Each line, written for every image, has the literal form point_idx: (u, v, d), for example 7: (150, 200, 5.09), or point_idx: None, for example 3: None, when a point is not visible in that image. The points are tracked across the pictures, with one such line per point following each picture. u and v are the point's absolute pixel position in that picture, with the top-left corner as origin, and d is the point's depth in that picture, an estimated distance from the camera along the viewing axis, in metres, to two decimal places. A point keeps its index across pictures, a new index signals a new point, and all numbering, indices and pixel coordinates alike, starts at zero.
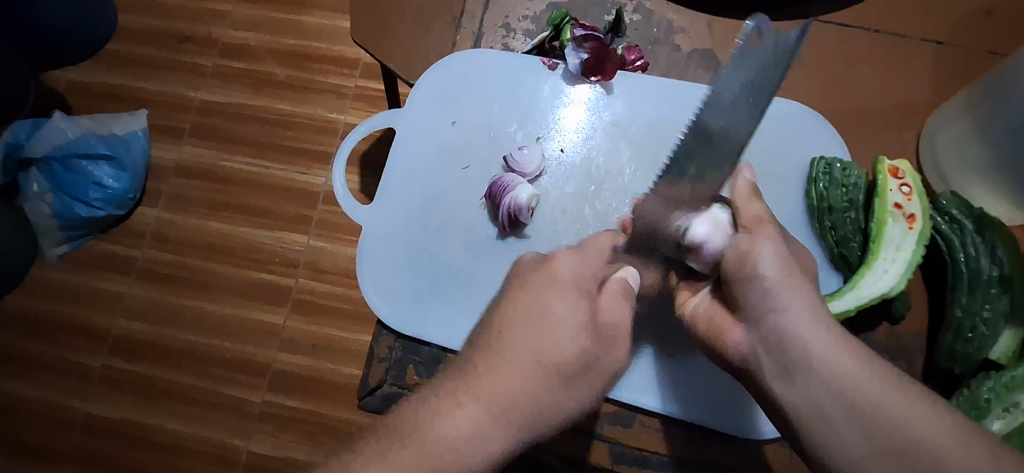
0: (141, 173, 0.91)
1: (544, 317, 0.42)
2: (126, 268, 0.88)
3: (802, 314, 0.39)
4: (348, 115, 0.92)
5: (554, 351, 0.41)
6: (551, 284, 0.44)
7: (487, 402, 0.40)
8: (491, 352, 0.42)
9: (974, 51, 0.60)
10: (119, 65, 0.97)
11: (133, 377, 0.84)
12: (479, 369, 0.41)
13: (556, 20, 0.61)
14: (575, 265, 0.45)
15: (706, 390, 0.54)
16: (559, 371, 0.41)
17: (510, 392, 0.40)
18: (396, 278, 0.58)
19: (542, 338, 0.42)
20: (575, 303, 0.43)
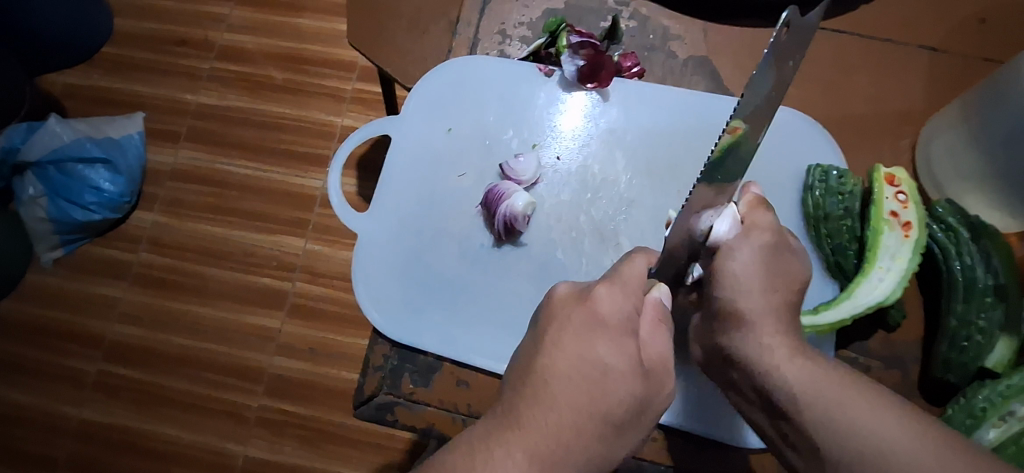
0: (134, 176, 1.10)
1: (587, 358, 0.41)
2: (122, 275, 1.08)
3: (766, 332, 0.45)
4: (344, 118, 1.13)
5: (600, 396, 0.40)
6: (591, 322, 0.42)
7: (537, 453, 0.38)
8: (535, 398, 0.40)
9: (963, 58, 0.62)
10: (117, 72, 1.18)
11: (126, 382, 1.02)
12: (525, 419, 0.39)
13: (552, 27, 0.62)
14: (614, 299, 0.43)
15: (695, 398, 0.55)
16: (605, 415, 0.40)
17: (558, 441, 0.39)
18: (390, 287, 0.57)
19: (588, 382, 0.40)
20: (620, 342, 0.41)
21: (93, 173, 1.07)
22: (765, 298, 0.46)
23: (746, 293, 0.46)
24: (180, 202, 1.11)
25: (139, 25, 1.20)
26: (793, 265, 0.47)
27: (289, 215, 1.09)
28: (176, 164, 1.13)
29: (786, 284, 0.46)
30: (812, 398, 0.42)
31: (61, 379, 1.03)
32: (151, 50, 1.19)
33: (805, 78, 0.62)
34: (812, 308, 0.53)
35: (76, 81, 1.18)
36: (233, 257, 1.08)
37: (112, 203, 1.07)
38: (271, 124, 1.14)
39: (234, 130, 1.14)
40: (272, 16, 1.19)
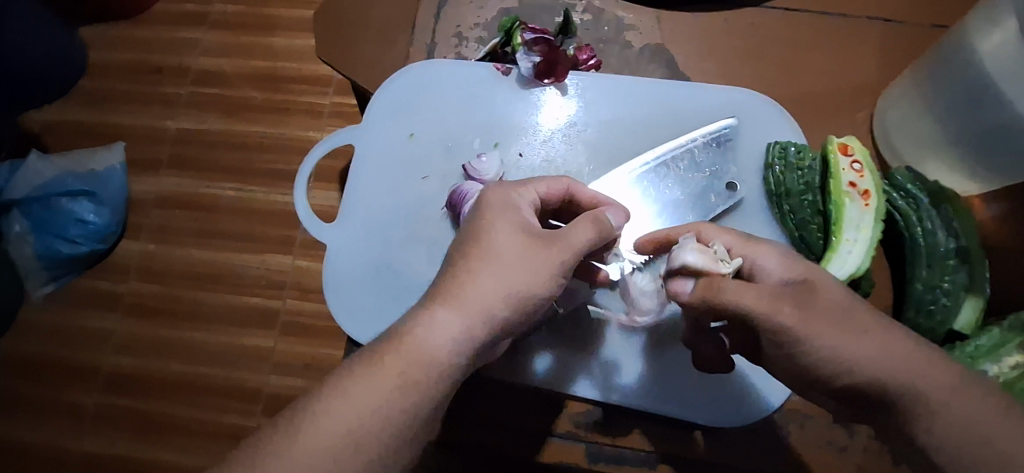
0: (118, 206, 1.10)
1: (487, 261, 0.42)
2: (113, 306, 1.08)
3: (855, 341, 0.38)
4: (323, 132, 1.14)
5: (489, 299, 0.41)
6: (515, 224, 0.44)
7: (395, 369, 0.39)
8: (431, 307, 0.41)
9: (918, 27, 0.62)
10: (94, 102, 1.18)
11: (123, 411, 1.02)
12: (404, 329, 0.40)
13: (505, 26, 0.62)
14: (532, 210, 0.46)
15: (711, 385, 0.55)
16: (482, 325, 0.41)
17: (427, 355, 0.40)
18: (365, 297, 0.58)
19: (485, 284, 0.42)
20: (529, 245, 0.43)
21: (77, 205, 1.07)
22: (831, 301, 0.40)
23: (832, 319, 0.38)
24: (166, 228, 1.11)
25: (112, 56, 1.20)
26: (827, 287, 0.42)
27: (274, 233, 1.10)
28: (159, 190, 1.14)
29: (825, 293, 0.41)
30: (885, 376, 0.37)
31: (59, 413, 1.03)
32: (127, 79, 1.19)
33: (762, 57, 0.63)
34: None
35: (54, 116, 1.18)
36: (224, 279, 1.08)
37: (98, 235, 1.08)
38: (251, 144, 1.14)
39: (215, 153, 1.14)
40: (245, 37, 1.19)
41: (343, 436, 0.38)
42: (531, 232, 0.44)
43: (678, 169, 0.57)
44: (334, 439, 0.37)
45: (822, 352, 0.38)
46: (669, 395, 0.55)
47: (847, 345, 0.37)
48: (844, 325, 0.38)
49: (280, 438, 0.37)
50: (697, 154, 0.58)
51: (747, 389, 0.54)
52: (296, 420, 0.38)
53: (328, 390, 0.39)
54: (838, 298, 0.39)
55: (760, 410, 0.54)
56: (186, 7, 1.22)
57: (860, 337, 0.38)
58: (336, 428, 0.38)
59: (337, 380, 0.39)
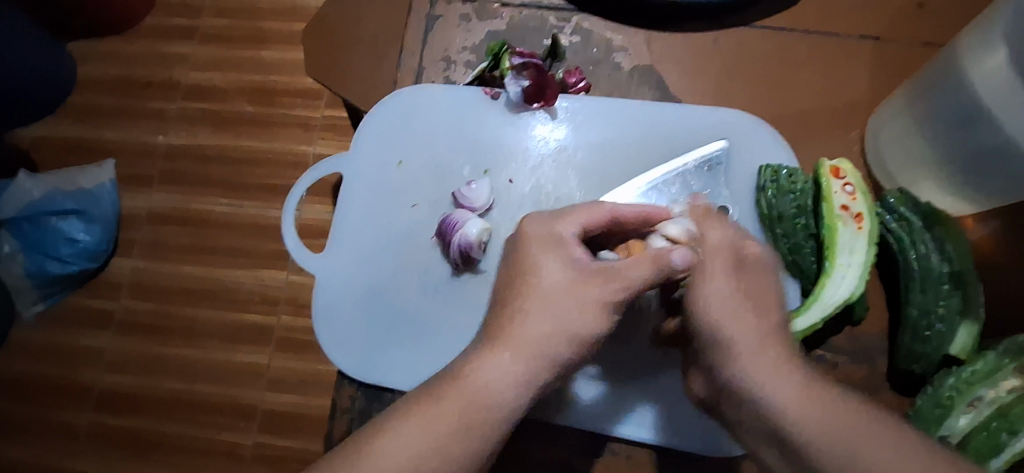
0: (110, 224, 1.10)
1: (542, 301, 0.44)
2: (105, 324, 1.07)
3: (721, 299, 0.43)
4: (315, 146, 1.13)
5: (546, 340, 0.43)
6: (564, 259, 0.45)
7: (457, 408, 0.41)
8: (486, 349, 0.43)
9: (909, 44, 0.62)
10: (84, 118, 1.17)
11: (117, 430, 1.01)
12: (465, 369, 0.42)
13: (494, 50, 0.62)
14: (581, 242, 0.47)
15: (708, 415, 0.55)
16: (542, 366, 0.43)
17: (485, 395, 0.41)
18: (354, 326, 0.57)
19: (536, 324, 0.43)
20: (575, 275, 0.45)
21: (67, 224, 1.06)
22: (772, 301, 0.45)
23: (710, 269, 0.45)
24: (158, 245, 1.10)
25: (101, 71, 1.19)
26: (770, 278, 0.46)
27: (267, 248, 1.09)
28: (151, 207, 1.12)
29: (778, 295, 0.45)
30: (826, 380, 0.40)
31: (52, 434, 1.02)
32: (117, 94, 1.18)
33: (751, 76, 0.63)
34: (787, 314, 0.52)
35: (44, 133, 1.17)
36: (217, 295, 1.07)
37: (88, 253, 1.07)
38: (243, 159, 1.13)
39: (207, 169, 1.13)
40: (235, 50, 1.18)
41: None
42: (580, 266, 0.45)
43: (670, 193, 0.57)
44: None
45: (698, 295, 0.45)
46: (665, 425, 0.55)
47: (714, 296, 0.44)
48: (726, 275, 0.44)
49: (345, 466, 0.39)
50: (690, 179, 0.57)
51: None
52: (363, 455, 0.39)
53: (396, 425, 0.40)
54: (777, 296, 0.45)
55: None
56: (176, 20, 1.20)
57: (731, 312, 0.43)
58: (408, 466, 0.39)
59: (404, 415, 0.41)
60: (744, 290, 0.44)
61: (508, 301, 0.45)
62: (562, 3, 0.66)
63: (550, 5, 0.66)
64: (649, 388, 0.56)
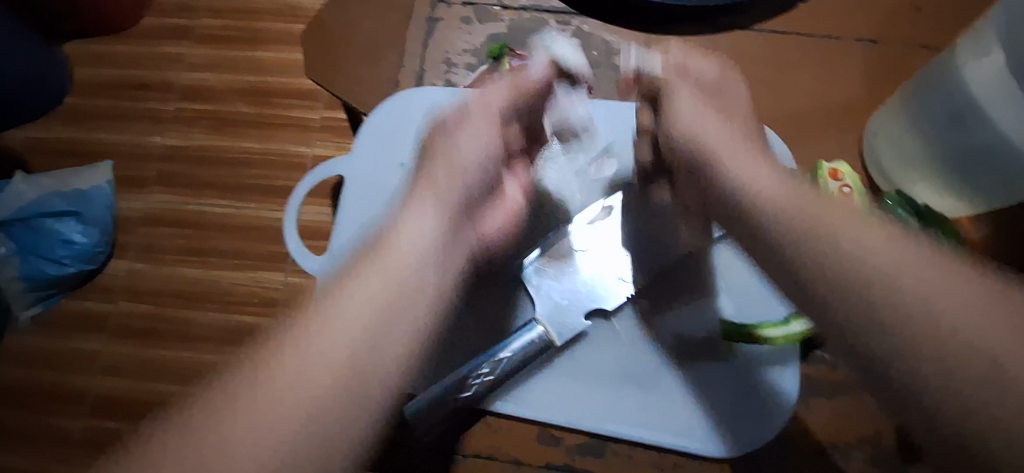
0: (107, 226, 1.09)
1: (417, 211, 0.41)
2: (102, 326, 1.06)
3: (702, 120, 0.43)
4: (312, 146, 1.13)
5: (409, 238, 0.40)
6: (443, 166, 0.44)
7: (326, 329, 0.36)
8: (350, 271, 0.39)
9: (903, 46, 0.63)
10: (79, 120, 1.17)
11: (116, 433, 1.02)
12: (332, 290, 0.38)
13: (494, 53, 0.63)
14: (475, 140, 0.45)
15: (721, 406, 0.53)
16: (410, 270, 0.39)
17: (358, 310, 0.37)
18: (329, 272, 0.49)
19: (412, 232, 0.40)
20: (455, 168, 0.44)
21: (63, 225, 1.06)
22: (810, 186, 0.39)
23: (689, 124, 0.43)
24: (155, 246, 1.10)
25: (96, 71, 1.18)
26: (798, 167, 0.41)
27: (265, 250, 1.09)
28: (147, 209, 1.12)
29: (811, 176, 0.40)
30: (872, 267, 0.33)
31: (47, 437, 1.02)
32: (112, 96, 1.17)
33: (750, 78, 0.63)
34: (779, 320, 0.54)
35: (39, 135, 1.16)
36: (214, 297, 1.07)
37: (85, 255, 1.06)
38: (240, 161, 1.13)
39: (204, 170, 1.13)
40: (231, 51, 1.18)
41: (296, 413, 0.35)
42: (455, 173, 0.44)
43: (671, 199, 0.56)
44: (290, 404, 0.35)
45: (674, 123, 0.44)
46: (675, 419, 0.53)
47: (709, 132, 0.42)
48: (698, 102, 0.44)
49: (214, 416, 0.34)
50: None
51: (761, 408, 0.52)
52: (223, 396, 0.35)
53: (263, 363, 0.36)
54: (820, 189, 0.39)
55: (768, 435, 0.52)
56: (171, 21, 1.20)
57: (747, 168, 0.40)
58: (293, 400, 0.35)
59: (273, 346, 0.36)
60: (737, 127, 0.44)
61: (382, 230, 0.42)
62: (563, 7, 0.67)
63: (551, 8, 0.67)
64: (655, 381, 0.54)
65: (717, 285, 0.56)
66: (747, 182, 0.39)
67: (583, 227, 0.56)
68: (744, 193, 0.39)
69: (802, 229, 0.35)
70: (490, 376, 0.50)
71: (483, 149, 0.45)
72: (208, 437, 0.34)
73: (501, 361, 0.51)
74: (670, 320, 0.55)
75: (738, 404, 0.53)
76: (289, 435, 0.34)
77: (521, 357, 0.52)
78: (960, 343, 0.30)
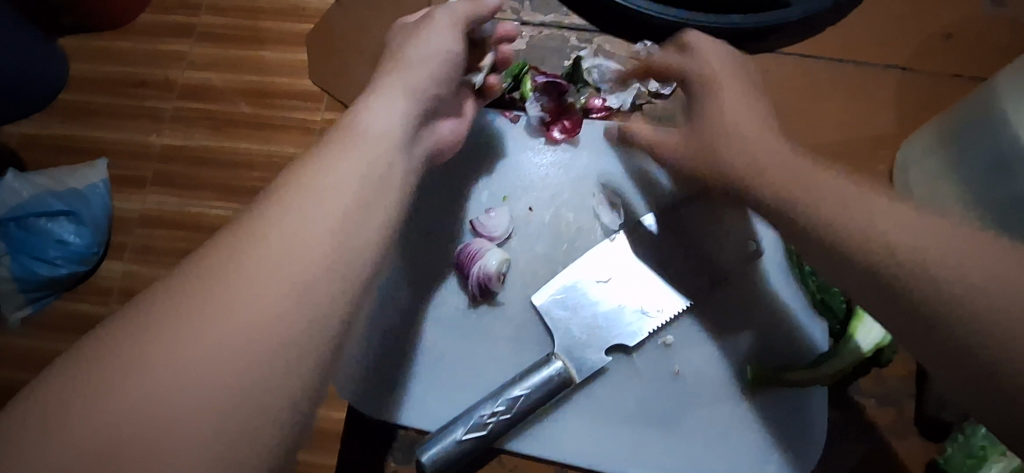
0: (102, 225, 1.06)
1: (318, 177, 0.42)
2: (94, 329, 1.03)
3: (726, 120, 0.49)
4: (314, 150, 1.10)
5: (336, 196, 0.42)
6: (344, 135, 0.45)
7: (225, 290, 0.37)
8: (263, 224, 0.40)
9: (936, 75, 0.61)
10: (75, 116, 1.13)
11: None
12: (230, 253, 0.39)
13: (515, 70, 0.61)
14: (382, 113, 0.47)
15: (747, 450, 0.53)
16: (340, 222, 0.41)
17: (259, 274, 0.38)
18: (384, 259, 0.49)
19: (309, 198, 0.41)
20: (380, 135, 0.45)
21: (56, 226, 1.04)
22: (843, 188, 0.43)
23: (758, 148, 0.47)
24: (150, 248, 1.07)
25: (93, 68, 1.15)
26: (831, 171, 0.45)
27: None
28: (144, 209, 1.09)
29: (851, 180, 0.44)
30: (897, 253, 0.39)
31: None
32: (110, 92, 1.14)
33: (777, 103, 0.61)
34: (813, 362, 0.53)
35: (32, 131, 1.12)
36: None
37: (79, 256, 1.04)
38: (241, 162, 1.10)
39: (203, 171, 1.10)
40: (234, 50, 1.15)
41: (190, 377, 0.34)
42: (379, 138, 0.45)
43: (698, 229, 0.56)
44: (189, 371, 0.34)
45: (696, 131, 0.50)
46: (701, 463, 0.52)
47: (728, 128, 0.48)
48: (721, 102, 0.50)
49: (88, 388, 0.33)
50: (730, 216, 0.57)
51: (784, 452, 0.53)
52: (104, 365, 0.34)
53: (150, 328, 0.35)
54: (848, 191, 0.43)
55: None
56: (173, 17, 1.17)
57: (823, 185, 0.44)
58: (188, 368, 0.34)
59: (157, 309, 0.36)
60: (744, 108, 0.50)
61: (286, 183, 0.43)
62: (582, 22, 0.65)
63: (570, 24, 0.65)
64: (681, 423, 0.53)
65: (763, 321, 0.55)
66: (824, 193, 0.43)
67: (602, 257, 0.55)
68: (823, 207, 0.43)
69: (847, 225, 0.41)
70: (511, 415, 0.49)
71: (393, 118, 0.47)
72: (76, 412, 0.33)
73: (517, 399, 0.50)
74: (694, 358, 0.55)
75: (763, 448, 0.53)
76: (189, 399, 0.34)
77: (542, 394, 0.50)
78: (978, 288, 0.36)
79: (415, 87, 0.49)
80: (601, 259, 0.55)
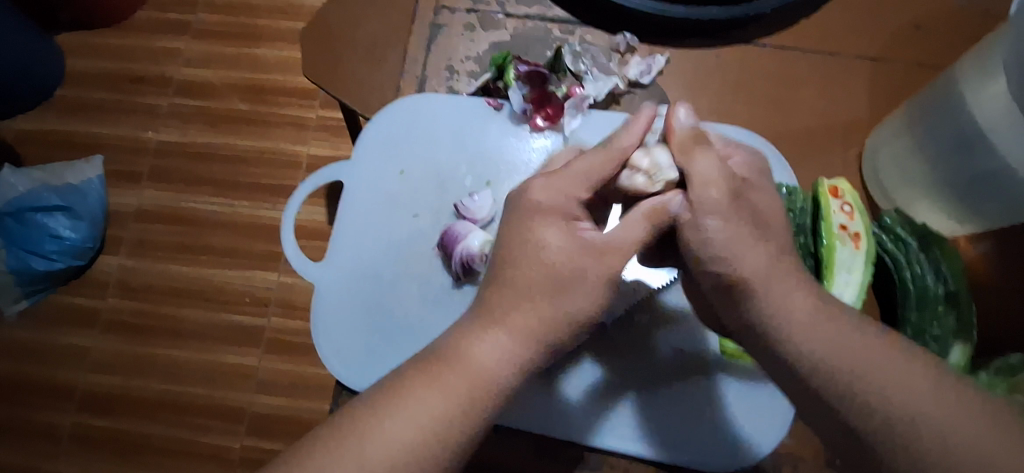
0: (97, 220, 1.07)
1: (430, 409, 0.41)
2: (90, 323, 1.05)
3: (740, 245, 0.42)
4: (309, 145, 1.12)
5: (484, 382, 0.42)
6: (451, 370, 0.42)
7: (385, 436, 0.40)
8: (431, 378, 0.42)
9: (905, 66, 0.63)
10: (71, 113, 1.15)
11: (103, 431, 1.01)
12: (360, 422, 0.41)
13: (498, 61, 0.63)
14: (498, 353, 0.43)
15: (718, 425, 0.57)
16: (486, 406, 0.42)
17: (416, 436, 0.40)
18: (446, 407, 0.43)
19: (415, 417, 0.40)
20: (541, 297, 0.43)
21: (52, 220, 1.04)
22: (763, 247, 0.43)
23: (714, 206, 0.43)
24: (146, 243, 1.09)
25: (89, 65, 1.16)
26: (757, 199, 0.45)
27: (259, 249, 1.08)
28: (140, 204, 1.10)
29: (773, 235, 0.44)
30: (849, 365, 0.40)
31: (31, 435, 1.01)
32: (107, 89, 1.15)
33: (752, 94, 0.64)
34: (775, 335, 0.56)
35: (30, 127, 1.14)
36: (205, 296, 1.06)
37: (74, 251, 1.04)
38: (236, 159, 1.12)
39: (198, 167, 1.12)
40: (230, 48, 1.16)
41: None
42: (540, 308, 0.43)
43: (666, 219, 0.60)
44: None
45: (698, 241, 0.43)
46: (673, 438, 0.57)
47: (730, 248, 0.43)
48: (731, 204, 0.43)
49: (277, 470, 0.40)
50: None
51: (755, 427, 0.57)
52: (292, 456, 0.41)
53: (327, 442, 0.40)
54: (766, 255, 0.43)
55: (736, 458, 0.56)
56: (168, 16, 1.18)
57: (845, 337, 0.41)
58: None
59: (334, 427, 0.41)
60: (757, 230, 0.43)
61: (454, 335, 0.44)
62: (567, 15, 0.67)
63: (555, 16, 0.67)
64: (656, 400, 0.57)
65: None
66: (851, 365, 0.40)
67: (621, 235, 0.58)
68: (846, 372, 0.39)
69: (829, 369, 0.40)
70: None
71: (507, 362, 0.42)
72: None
73: None
74: (671, 337, 0.58)
75: (734, 424, 0.57)
76: None
77: None
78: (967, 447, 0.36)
79: (531, 335, 0.43)
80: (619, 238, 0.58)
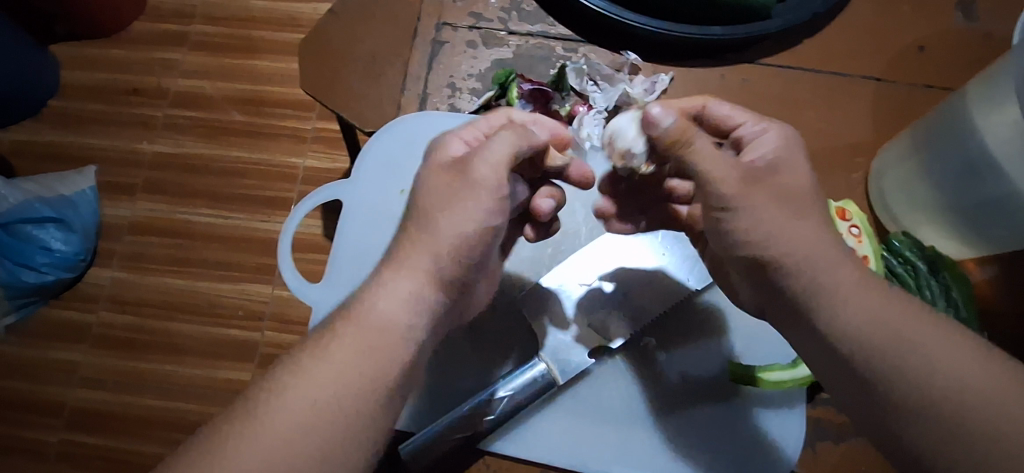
0: (89, 233, 1.05)
1: (326, 366, 0.40)
2: (82, 337, 1.03)
3: (770, 221, 0.42)
4: (307, 158, 1.10)
5: (376, 336, 0.41)
6: (354, 325, 0.41)
7: (283, 405, 0.39)
8: (332, 332, 0.41)
9: (908, 86, 0.63)
10: (64, 124, 1.13)
11: (91, 448, 0.98)
12: (259, 399, 0.40)
13: (500, 79, 0.64)
14: (397, 302, 0.42)
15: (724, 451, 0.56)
16: (388, 364, 0.41)
17: (314, 398, 0.39)
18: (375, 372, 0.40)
19: (314, 388, 0.39)
20: (444, 234, 0.42)
21: (44, 233, 1.01)
22: (795, 223, 0.42)
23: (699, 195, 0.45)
24: (139, 257, 1.07)
25: (85, 76, 1.15)
26: (785, 178, 0.43)
27: (254, 262, 1.06)
28: (133, 217, 1.09)
29: (805, 207, 0.43)
30: (908, 336, 0.39)
31: (19, 452, 0.98)
32: (102, 100, 1.14)
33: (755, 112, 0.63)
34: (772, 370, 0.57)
35: (22, 138, 1.12)
36: (198, 310, 1.04)
37: (66, 264, 1.02)
38: (231, 170, 1.10)
39: (193, 179, 1.10)
40: (228, 59, 1.15)
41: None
42: (447, 243, 0.42)
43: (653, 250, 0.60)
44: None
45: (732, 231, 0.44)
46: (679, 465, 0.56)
47: (764, 224, 0.42)
48: (758, 190, 0.42)
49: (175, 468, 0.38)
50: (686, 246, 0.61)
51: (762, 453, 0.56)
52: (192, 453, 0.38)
53: (227, 434, 0.38)
54: (806, 235, 0.42)
55: None
56: (164, 27, 1.17)
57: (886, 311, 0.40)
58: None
59: (239, 403, 0.40)
60: (789, 206, 0.42)
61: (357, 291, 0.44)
62: (571, 33, 0.67)
63: (558, 34, 0.67)
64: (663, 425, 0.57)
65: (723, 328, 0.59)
66: (886, 322, 0.39)
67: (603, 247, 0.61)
68: (885, 335, 0.39)
69: (871, 331, 0.40)
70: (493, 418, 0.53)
71: (402, 316, 0.41)
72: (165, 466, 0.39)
73: (501, 400, 0.53)
74: (677, 362, 0.58)
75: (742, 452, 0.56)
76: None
77: (525, 398, 0.54)
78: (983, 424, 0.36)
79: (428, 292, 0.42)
80: (599, 252, 0.60)
